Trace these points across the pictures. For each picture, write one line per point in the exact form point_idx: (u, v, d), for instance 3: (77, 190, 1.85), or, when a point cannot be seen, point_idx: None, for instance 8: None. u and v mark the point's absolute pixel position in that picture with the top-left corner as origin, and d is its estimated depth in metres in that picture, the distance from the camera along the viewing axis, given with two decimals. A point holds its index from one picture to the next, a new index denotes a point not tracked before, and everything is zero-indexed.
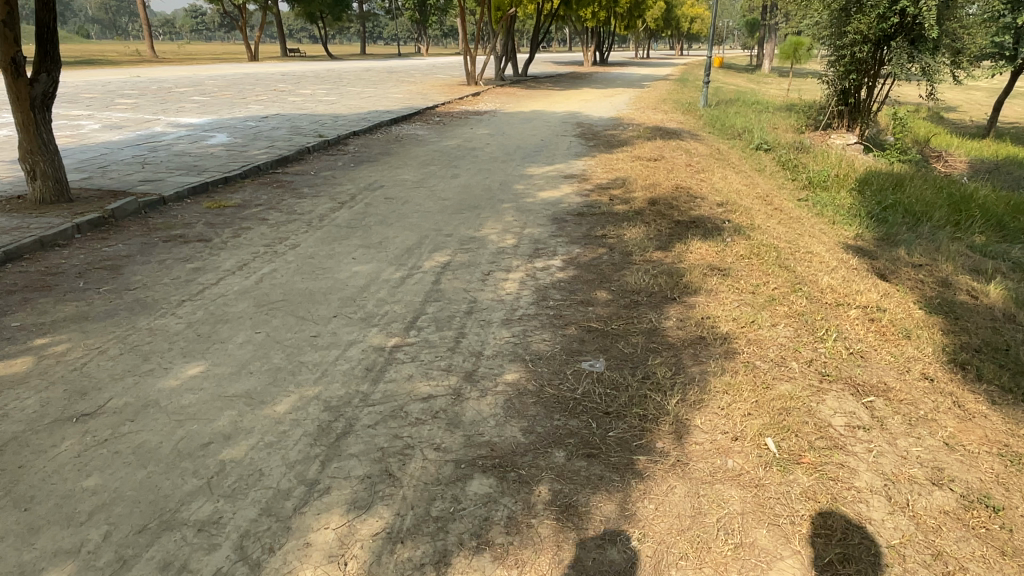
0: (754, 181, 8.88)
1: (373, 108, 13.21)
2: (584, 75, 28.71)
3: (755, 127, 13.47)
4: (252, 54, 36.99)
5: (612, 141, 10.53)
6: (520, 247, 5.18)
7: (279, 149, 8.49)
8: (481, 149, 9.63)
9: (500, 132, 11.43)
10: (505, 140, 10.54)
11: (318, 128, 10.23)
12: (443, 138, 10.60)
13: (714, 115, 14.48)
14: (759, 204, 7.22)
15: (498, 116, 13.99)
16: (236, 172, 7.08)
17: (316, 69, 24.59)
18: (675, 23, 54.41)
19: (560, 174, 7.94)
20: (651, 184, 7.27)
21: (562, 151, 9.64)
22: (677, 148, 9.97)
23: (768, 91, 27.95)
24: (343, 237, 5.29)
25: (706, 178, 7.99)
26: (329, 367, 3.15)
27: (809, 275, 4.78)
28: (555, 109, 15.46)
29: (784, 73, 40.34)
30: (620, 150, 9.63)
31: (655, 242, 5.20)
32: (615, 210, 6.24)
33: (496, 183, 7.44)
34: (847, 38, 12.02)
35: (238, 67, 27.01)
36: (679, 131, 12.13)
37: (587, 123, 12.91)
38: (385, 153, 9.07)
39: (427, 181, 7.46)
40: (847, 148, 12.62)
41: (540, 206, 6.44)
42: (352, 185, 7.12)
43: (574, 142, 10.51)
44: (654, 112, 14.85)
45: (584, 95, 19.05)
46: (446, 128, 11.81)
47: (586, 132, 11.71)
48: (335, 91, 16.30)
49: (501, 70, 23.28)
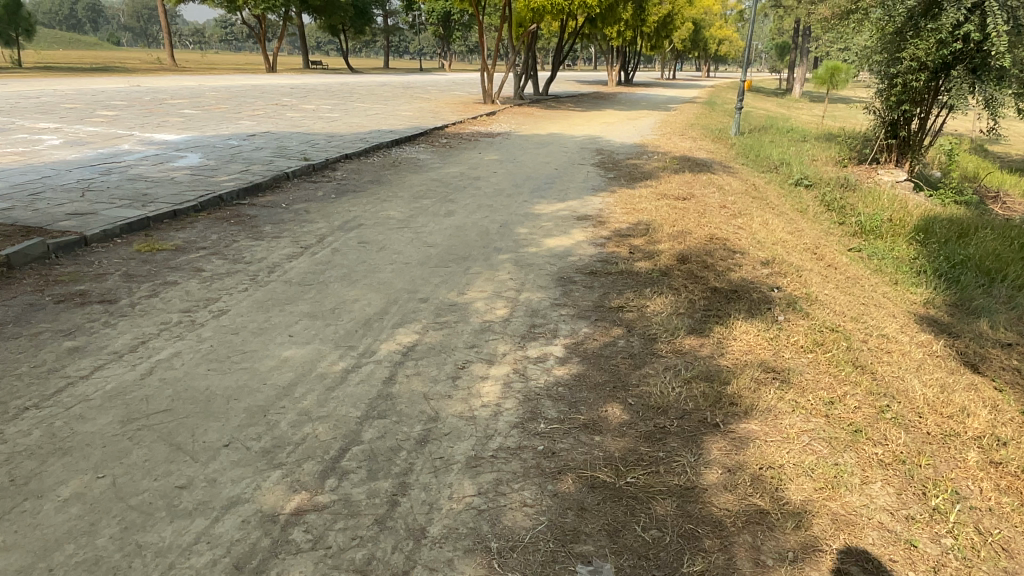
0: (798, 227, 7.66)
1: (375, 127, 12.19)
2: (607, 95, 27.58)
3: (793, 158, 12.23)
4: (270, 65, 36.25)
5: (635, 173, 9.36)
6: (512, 320, 4.02)
7: (252, 175, 7.45)
8: (485, 178, 8.52)
9: (510, 159, 10.33)
10: (514, 169, 9.43)
11: (306, 149, 9.19)
12: (445, 164, 9.51)
13: (747, 144, 13.25)
14: (810, 260, 6.01)
15: (511, 139, 12.90)
16: (189, 204, 6.02)
17: (330, 83, 23.79)
18: (703, 45, 53.30)
19: (572, 214, 6.80)
20: (680, 231, 6.09)
21: (576, 183, 8.51)
22: (708, 183, 8.79)
23: (800, 117, 26.62)
24: (289, 298, 4.17)
25: (744, 222, 6.80)
26: (176, 562, 2.01)
27: (895, 380, 3.57)
28: (574, 132, 14.34)
29: (815, 98, 38.96)
30: (643, 184, 8.47)
31: (687, 322, 4.00)
32: (636, 267, 5.07)
33: (496, 224, 6.31)
34: (901, 65, 10.76)
35: (248, 78, 26.07)
36: (708, 162, 10.94)
37: (607, 150, 11.76)
38: (376, 181, 8.00)
39: (416, 218, 6.35)
40: (896, 186, 11.34)
41: (545, 258, 5.28)
42: (325, 221, 6.02)
43: (591, 173, 9.37)
44: (682, 139, 13.65)
45: (606, 117, 17.89)
46: (452, 152, 10.73)
47: (606, 160, 10.57)
48: (341, 106, 15.34)
49: (520, 87, 22.18)
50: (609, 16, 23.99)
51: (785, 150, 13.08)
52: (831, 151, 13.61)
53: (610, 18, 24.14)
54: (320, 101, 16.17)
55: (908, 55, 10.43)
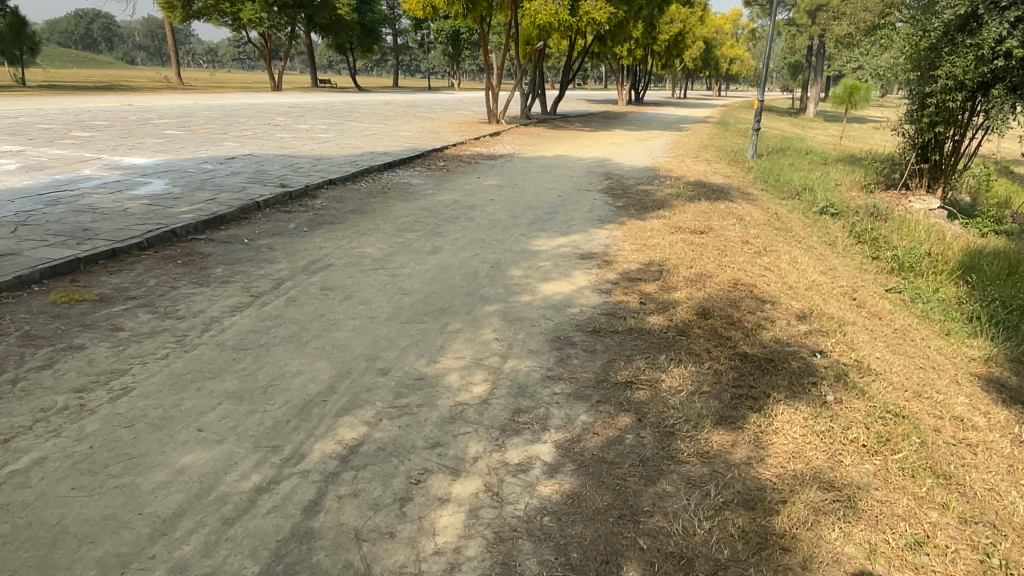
0: (830, 265, 6.78)
1: (369, 149, 11.45)
2: (617, 115, 26.84)
3: (816, 184, 11.36)
4: (276, 84, 35.84)
5: (645, 200, 8.53)
6: (491, 399, 3.17)
7: (219, 204, 6.69)
8: (479, 207, 7.72)
9: (510, 184, 9.52)
10: (513, 196, 8.63)
11: (286, 174, 8.43)
12: (438, 191, 8.72)
13: (765, 167, 12.39)
14: (851, 309, 5.14)
15: (514, 162, 12.12)
16: (133, 241, 5.25)
17: (333, 102, 23.19)
18: (714, 64, 52.72)
19: (574, 252, 5.96)
20: (698, 274, 5.24)
21: (581, 213, 7.69)
22: (727, 214, 7.96)
23: (816, 137, 25.74)
24: (215, 370, 3.36)
25: (771, 261, 5.94)
26: None
27: (992, 498, 2.70)
28: (582, 154, 13.57)
29: (830, 117, 38.08)
30: (654, 215, 7.64)
31: (713, 405, 3.15)
32: (647, 323, 4.21)
33: (486, 264, 5.48)
34: (935, 84, 9.90)
35: (251, 97, 25.56)
36: (724, 188, 10.10)
37: (616, 174, 10.94)
38: (358, 211, 7.22)
39: (394, 257, 5.53)
40: (930, 214, 10.42)
41: (539, 309, 4.44)
42: (288, 262, 5.22)
43: (597, 200, 8.54)
44: (696, 162, 12.82)
45: (616, 138, 17.07)
46: (448, 176, 9.96)
47: (614, 186, 9.75)
48: (337, 126, 14.64)
49: (527, 106, 21.44)
50: (619, 33, 23.29)
51: (806, 174, 12.20)
52: (855, 175, 12.71)
53: (619, 36, 23.41)
54: (315, 121, 15.50)
55: (943, 73, 9.58)
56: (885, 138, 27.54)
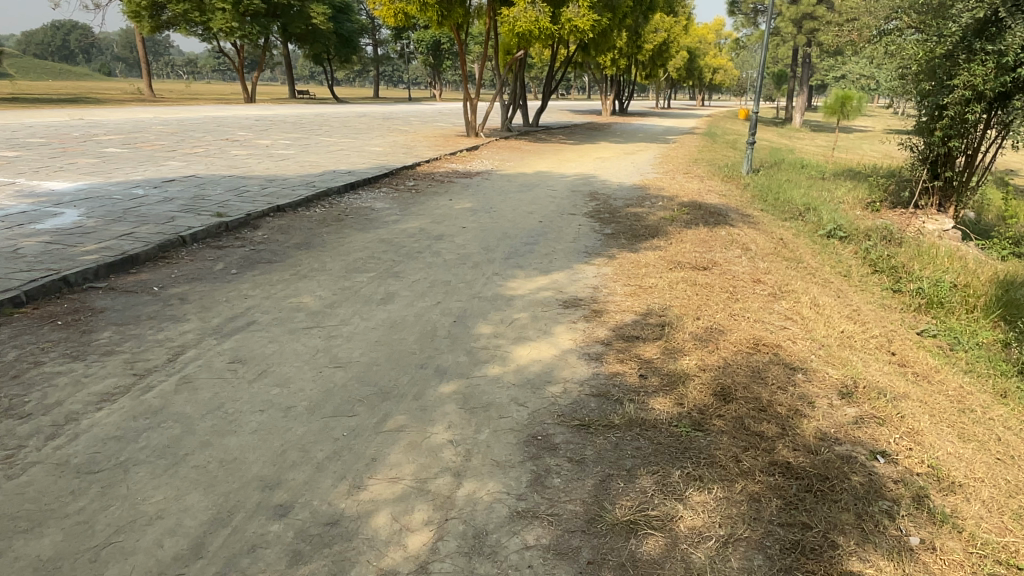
0: (852, 305, 5.86)
1: (331, 167, 10.43)
2: (601, 126, 26.00)
3: (818, 202, 10.47)
4: (249, 96, 34.70)
5: (636, 226, 7.57)
6: (432, 562, 2.15)
7: (136, 240, 5.65)
8: (447, 238, 6.71)
9: (485, 208, 8.53)
10: (488, 222, 7.65)
11: (228, 200, 7.39)
12: (403, 217, 7.71)
13: (762, 184, 11.50)
14: (895, 372, 4.20)
15: (491, 180, 11.14)
16: (4, 296, 4.20)
17: (305, 114, 22.12)
18: (697, 74, 52.25)
19: (556, 297, 4.97)
20: (709, 330, 4.27)
21: (565, 244, 6.72)
22: (729, 242, 7.02)
23: (806, 148, 25.04)
24: (36, 518, 2.33)
25: (789, 306, 5.00)
26: None
27: None
28: (565, 170, 12.63)
29: (816, 127, 37.54)
30: (648, 244, 6.69)
31: (758, 569, 2.17)
32: (651, 408, 3.21)
33: (447, 317, 4.46)
34: (950, 95, 9.04)
35: (219, 110, 24.43)
36: (723, 209, 9.18)
37: (602, 194, 9.99)
38: (305, 245, 6.19)
39: (335, 309, 4.51)
40: (944, 235, 9.56)
41: (511, 386, 3.43)
42: (199, 321, 4.18)
43: (583, 226, 7.58)
44: (688, 179, 11.90)
45: (601, 152, 16.16)
46: (416, 198, 8.96)
47: (601, 208, 8.79)
48: (302, 141, 13.59)
49: (507, 118, 20.52)
50: (602, 43, 22.45)
51: (806, 191, 11.33)
52: (858, 191, 11.86)
53: (603, 45, 22.57)
54: (280, 135, 14.44)
55: (960, 82, 8.72)
56: (874, 150, 26.91)
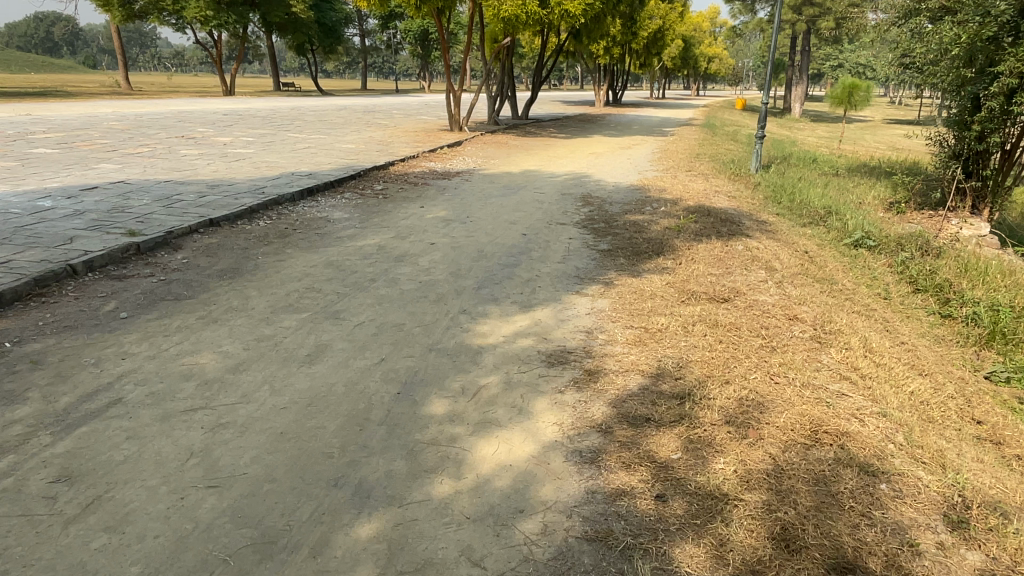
0: (907, 344, 4.73)
1: (290, 169, 9.23)
2: (593, 118, 24.78)
3: (838, 205, 9.35)
4: (228, 89, 33.29)
5: (636, 240, 6.41)
6: None
7: (9, 271, 4.47)
8: (410, 259, 5.54)
9: (461, 216, 7.37)
10: (462, 236, 6.48)
11: (151, 213, 6.21)
12: (362, 231, 6.53)
13: (774, 183, 10.34)
14: (999, 462, 3.07)
15: (472, 181, 9.96)
16: None
17: (281, 107, 20.83)
18: (692, 63, 51.00)
19: (538, 347, 3.82)
20: (745, 406, 3.13)
21: (552, 265, 5.56)
22: (748, 260, 5.88)
23: (807, 140, 23.90)
24: None
25: (840, 358, 3.87)
26: None
27: None
28: (556, 168, 11.47)
29: (816, 117, 36.39)
30: (652, 265, 5.55)
31: None
32: (677, 569, 2.08)
33: (390, 384, 3.30)
34: (993, 83, 7.91)
35: (191, 104, 23.16)
36: (735, 215, 8.04)
37: (596, 197, 8.84)
38: (231, 271, 5.03)
39: (239, 375, 3.34)
40: (982, 242, 8.44)
41: (463, 521, 2.28)
42: (41, 403, 3.02)
43: (574, 240, 6.43)
44: (691, 178, 10.74)
45: (594, 147, 14.98)
46: (383, 206, 7.78)
47: (595, 216, 7.62)
48: (267, 139, 12.36)
49: (494, 111, 19.31)
50: (595, 30, 21.21)
51: (823, 192, 10.18)
52: (878, 191, 10.72)
53: (596, 33, 21.34)
54: (243, 131, 13.20)
55: (1006, 68, 7.60)
56: (879, 143, 25.80)
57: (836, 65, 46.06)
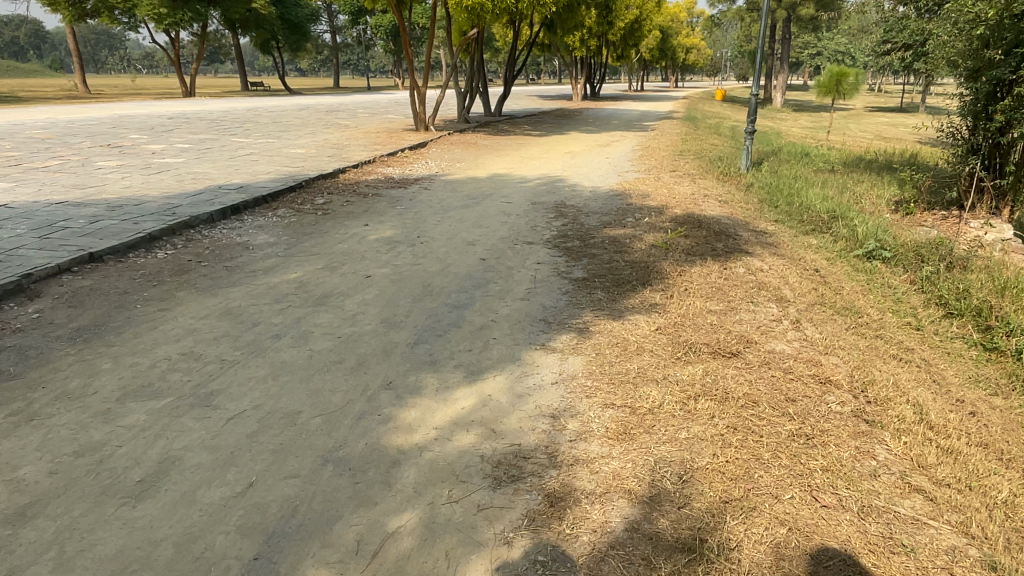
0: (969, 402, 3.66)
1: (219, 181, 8.04)
2: (570, 113, 23.66)
3: (843, 208, 8.32)
4: (188, 91, 31.69)
5: (616, 264, 5.31)
6: None
7: None
8: (335, 301, 4.40)
9: (411, 235, 6.22)
10: (408, 263, 5.35)
11: (18, 248, 5.02)
12: (285, 260, 5.37)
13: (768, 183, 9.30)
14: None
15: (431, 189, 8.82)
16: None
17: (237, 109, 19.51)
18: (671, 54, 50.07)
19: (480, 448, 2.70)
20: (785, 567, 2.07)
21: (514, 304, 4.44)
22: (754, 288, 4.80)
23: (793, 132, 22.97)
24: None
25: (901, 449, 2.79)
26: None
27: None
28: (527, 171, 10.36)
29: (799, 107, 35.52)
30: (637, 301, 4.44)
31: None
32: None
33: (249, 537, 2.18)
34: None
35: (143, 107, 21.74)
36: (731, 225, 6.95)
37: (571, 207, 7.71)
38: (93, 329, 3.87)
39: (20, 532, 2.21)
40: (1009, 247, 7.44)
41: None
42: None
43: (542, 265, 5.31)
44: (677, 180, 9.67)
45: (570, 145, 13.87)
46: (320, 224, 6.62)
47: (568, 231, 6.50)
48: (206, 145, 11.13)
49: (464, 107, 18.13)
50: (569, 21, 20.07)
51: (824, 192, 9.15)
52: (882, 189, 9.72)
53: (569, 22, 20.19)
54: (181, 138, 11.93)
55: None
56: (864, 133, 25.00)
57: (816, 53, 45.41)
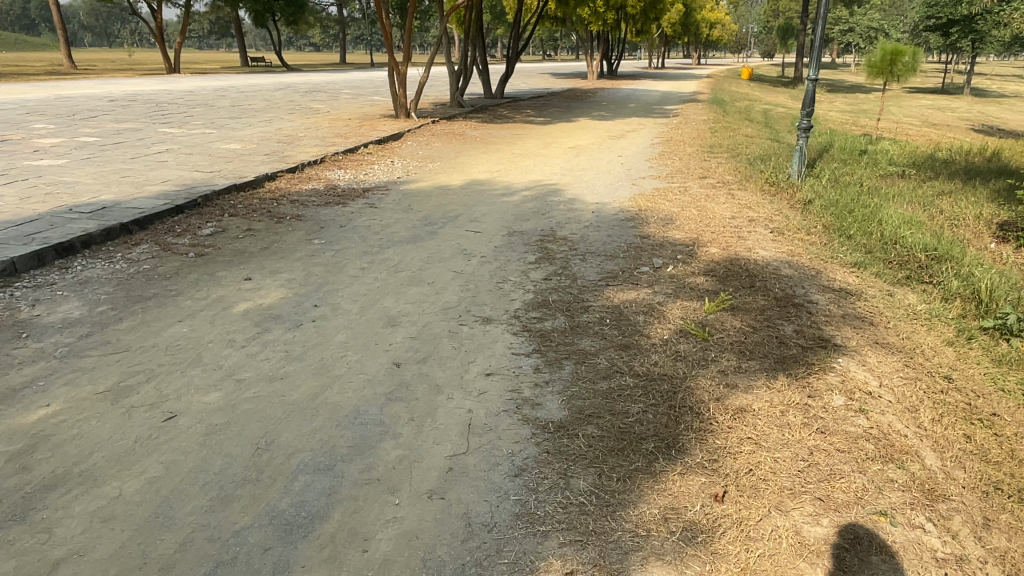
0: None
1: (80, 197, 5.89)
2: (581, 95, 21.19)
3: (943, 242, 6.00)
4: (171, 67, 29.49)
5: (621, 384, 3.07)
6: None
7: None
8: (49, 510, 2.22)
9: (303, 301, 4.01)
10: (263, 373, 3.14)
11: None
12: (61, 363, 3.21)
13: (831, 199, 6.98)
14: None
15: (379, 204, 6.60)
16: None
17: (205, 88, 17.30)
18: (693, 29, 47.16)
19: None
20: None
21: (407, 512, 2.22)
22: (878, 466, 2.55)
23: (833, 117, 20.42)
24: None
25: None
26: None
27: None
28: (514, 176, 8.11)
29: (832, 87, 32.71)
30: (657, 513, 2.22)
31: None
32: None
33: None
34: None
35: (107, 83, 19.60)
36: (798, 280, 4.67)
37: (563, 240, 5.45)
38: None
39: None
40: None
41: None
42: None
43: (492, 385, 3.08)
44: (708, 193, 7.37)
45: (576, 137, 11.54)
46: (179, 274, 4.44)
47: (551, 294, 4.25)
48: (118, 138, 8.97)
49: (458, 89, 15.76)
50: None
51: (908, 213, 6.82)
52: (981, 206, 7.36)
53: None
54: (95, 128, 9.72)
55: None
56: (911, 118, 22.35)
57: (849, 29, 42.38)
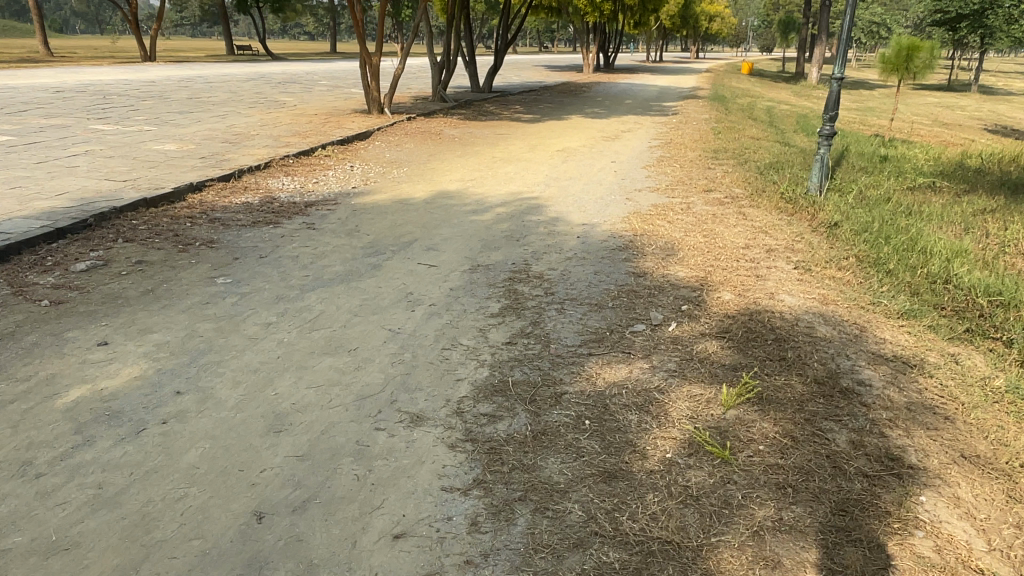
0: None
1: None
2: (576, 89, 20.05)
3: (1005, 280, 4.88)
4: (148, 54, 28.11)
5: (601, 564, 1.96)
6: None
7: None
8: None
9: (163, 388, 2.89)
10: (44, 539, 2.03)
11: None
12: None
13: (861, 220, 5.87)
14: None
15: (319, 223, 5.46)
16: None
17: (170, 78, 16.05)
18: (693, 22, 45.95)
19: None
20: None
21: None
22: None
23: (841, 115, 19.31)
24: None
25: None
26: None
27: None
28: (489, 187, 6.97)
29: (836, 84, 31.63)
30: None
31: None
32: None
33: None
34: None
35: (70, 71, 18.32)
36: (840, 345, 3.55)
37: (537, 279, 4.33)
38: None
39: None
40: None
41: None
42: None
43: (396, 563, 1.96)
44: (715, 212, 6.26)
45: (565, 138, 10.41)
46: (15, 334, 3.31)
47: (512, 370, 3.12)
48: (36, 136, 7.79)
49: (440, 82, 14.56)
50: None
51: (954, 239, 5.72)
52: None
53: None
54: (17, 123, 8.53)
55: None
56: (921, 118, 21.26)
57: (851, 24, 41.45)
